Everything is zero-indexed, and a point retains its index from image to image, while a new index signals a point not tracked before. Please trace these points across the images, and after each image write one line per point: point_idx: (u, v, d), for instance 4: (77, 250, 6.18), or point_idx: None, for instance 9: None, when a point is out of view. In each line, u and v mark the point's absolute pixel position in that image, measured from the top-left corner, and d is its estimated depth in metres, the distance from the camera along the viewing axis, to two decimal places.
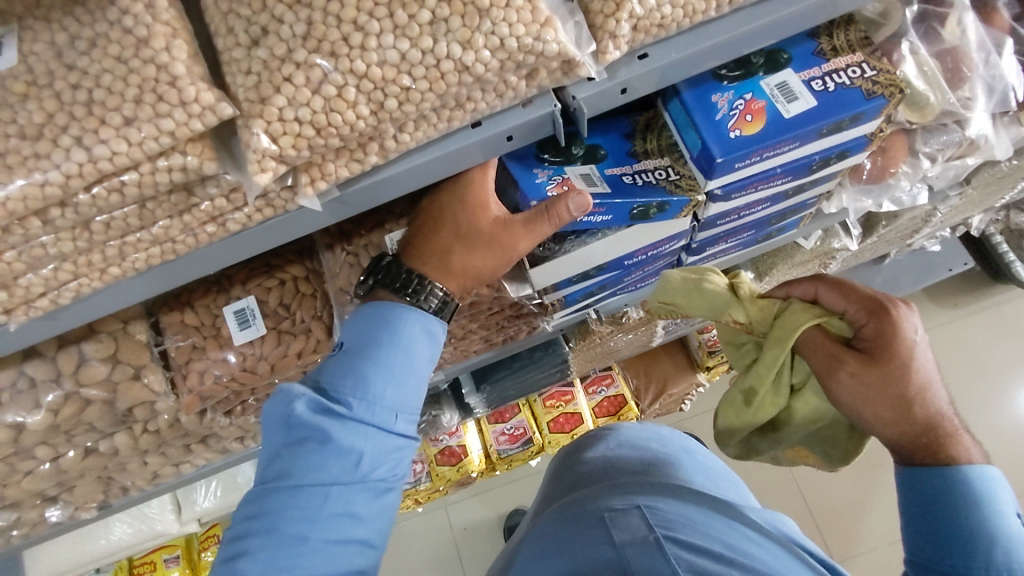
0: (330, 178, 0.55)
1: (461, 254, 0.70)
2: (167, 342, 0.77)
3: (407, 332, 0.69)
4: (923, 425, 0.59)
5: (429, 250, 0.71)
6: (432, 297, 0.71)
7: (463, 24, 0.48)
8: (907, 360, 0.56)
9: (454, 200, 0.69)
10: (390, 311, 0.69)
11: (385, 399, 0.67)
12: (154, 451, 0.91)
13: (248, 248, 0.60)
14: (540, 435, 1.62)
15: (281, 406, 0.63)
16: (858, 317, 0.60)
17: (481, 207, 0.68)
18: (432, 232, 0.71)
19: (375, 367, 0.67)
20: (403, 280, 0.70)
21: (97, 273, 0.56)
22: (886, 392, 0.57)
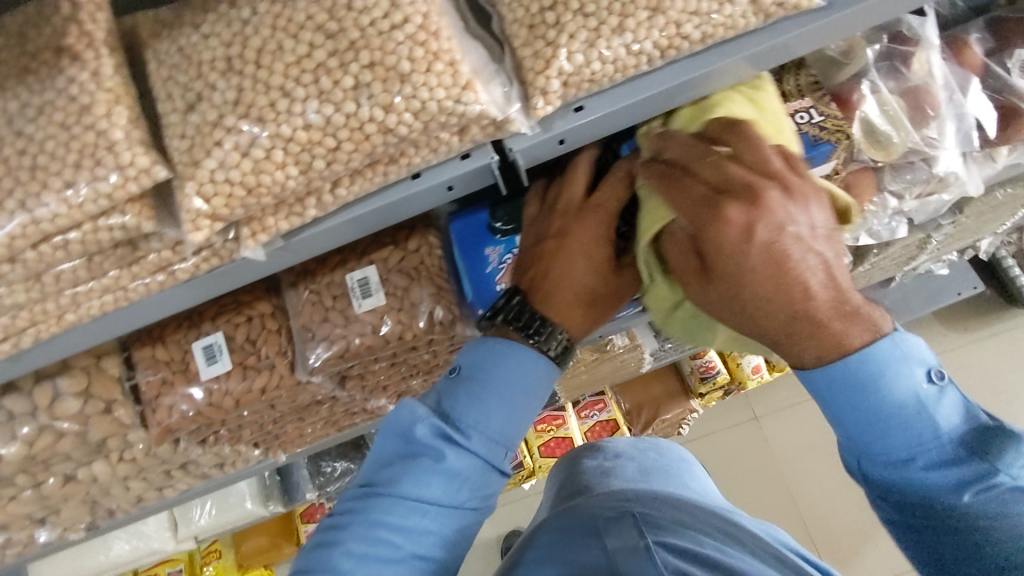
0: (271, 231, 0.58)
1: (592, 306, 0.71)
2: (138, 377, 0.80)
3: (533, 376, 0.70)
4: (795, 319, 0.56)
5: (564, 300, 0.69)
6: (556, 341, 0.70)
7: (385, 89, 0.50)
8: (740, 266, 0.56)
9: (587, 253, 0.68)
10: (518, 350, 0.70)
11: (499, 435, 0.70)
12: (136, 477, 0.94)
13: (198, 295, 0.62)
14: (531, 459, 1.63)
15: (407, 420, 0.69)
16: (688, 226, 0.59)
17: (608, 258, 0.70)
18: (563, 289, 0.69)
19: (495, 400, 0.69)
20: (536, 327, 0.69)
21: (53, 320, 0.59)
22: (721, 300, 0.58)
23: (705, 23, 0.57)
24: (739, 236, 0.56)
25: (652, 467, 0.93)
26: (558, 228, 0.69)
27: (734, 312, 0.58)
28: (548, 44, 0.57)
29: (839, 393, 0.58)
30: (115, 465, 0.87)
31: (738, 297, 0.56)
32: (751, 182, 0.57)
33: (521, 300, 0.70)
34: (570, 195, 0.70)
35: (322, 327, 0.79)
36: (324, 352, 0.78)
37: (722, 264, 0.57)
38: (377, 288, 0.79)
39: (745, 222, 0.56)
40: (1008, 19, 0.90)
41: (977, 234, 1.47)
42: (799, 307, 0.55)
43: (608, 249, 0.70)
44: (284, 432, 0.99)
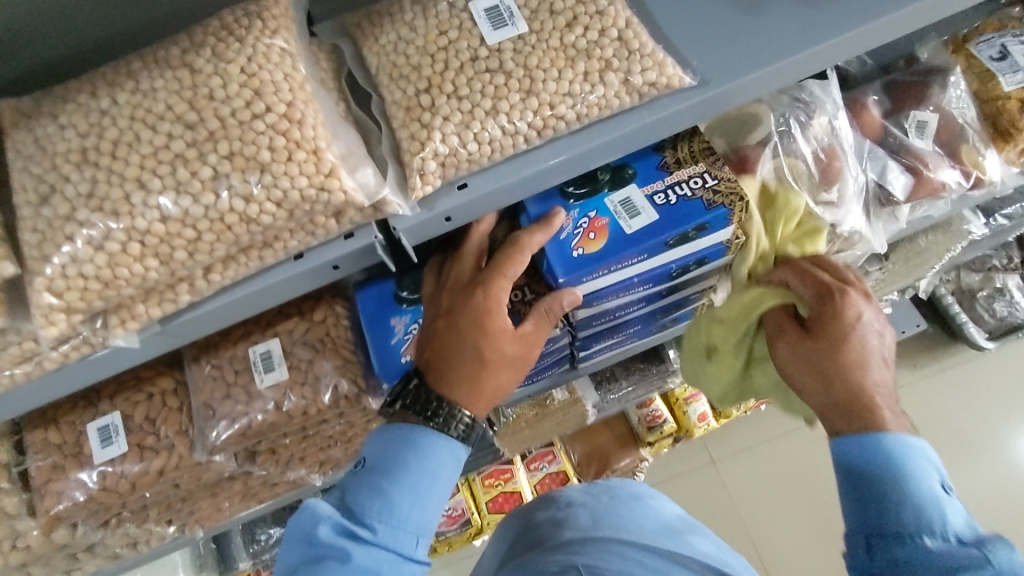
0: (141, 319, 0.56)
1: (491, 377, 0.69)
2: (28, 462, 0.76)
3: (436, 458, 0.69)
4: (839, 397, 0.63)
5: (458, 378, 0.68)
6: (458, 421, 0.69)
7: (244, 178, 0.49)
8: (840, 338, 0.64)
9: (473, 326, 0.68)
10: (416, 434, 0.68)
11: (409, 523, 0.68)
12: (36, 563, 0.89)
13: (70, 385, 0.60)
14: (478, 515, 1.59)
15: (307, 524, 0.65)
16: (809, 297, 0.68)
17: (499, 331, 0.68)
18: (456, 364, 0.68)
19: (400, 490, 0.67)
20: (432, 408, 0.68)
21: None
22: (819, 361, 0.64)
23: (578, 103, 0.58)
24: (849, 318, 0.64)
25: (604, 505, 0.90)
26: (447, 306, 0.70)
27: (806, 373, 0.65)
28: (423, 126, 0.57)
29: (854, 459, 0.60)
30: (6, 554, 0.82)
31: (843, 364, 0.63)
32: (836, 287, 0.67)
33: (419, 383, 0.69)
34: (462, 273, 0.72)
35: (223, 404, 0.76)
36: (224, 430, 0.75)
37: (825, 320, 0.65)
38: (279, 362, 0.77)
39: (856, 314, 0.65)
40: (904, 83, 0.93)
41: (909, 278, 1.49)
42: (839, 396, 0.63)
43: (502, 320, 0.69)
44: (198, 507, 0.95)
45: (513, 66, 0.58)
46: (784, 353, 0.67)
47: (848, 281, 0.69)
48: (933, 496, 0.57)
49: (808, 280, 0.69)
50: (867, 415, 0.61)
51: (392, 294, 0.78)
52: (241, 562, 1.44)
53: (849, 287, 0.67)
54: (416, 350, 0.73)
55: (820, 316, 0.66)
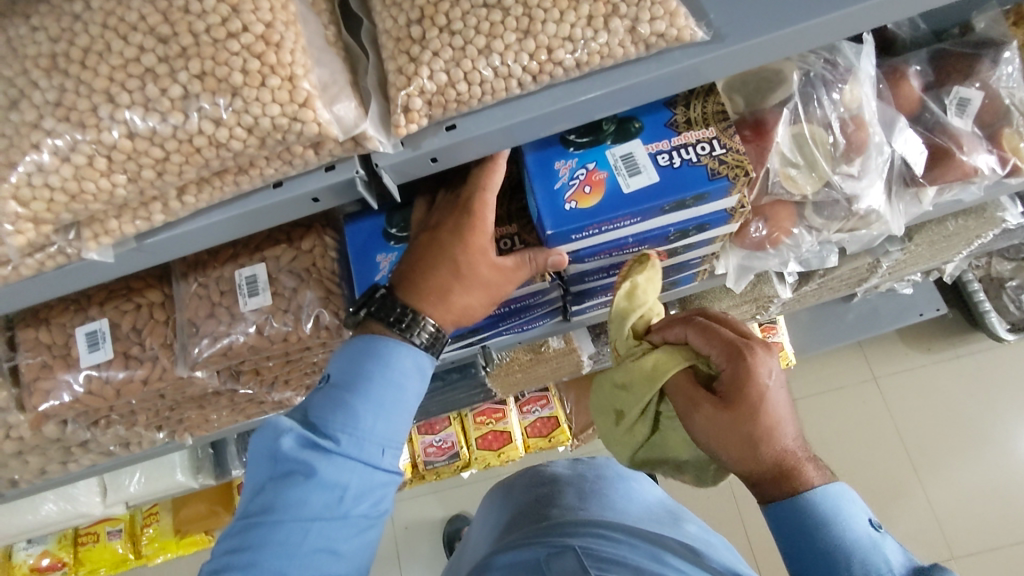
0: (114, 234, 0.56)
1: (461, 295, 0.69)
2: (19, 358, 0.79)
3: (400, 368, 0.69)
4: (771, 462, 0.62)
5: (428, 288, 0.68)
6: (424, 331, 0.69)
7: (215, 101, 0.48)
8: (757, 402, 0.60)
9: (455, 240, 0.66)
10: (381, 344, 0.68)
11: (375, 433, 0.67)
12: (31, 452, 0.93)
13: (48, 292, 0.60)
14: (468, 450, 1.64)
15: (270, 440, 0.64)
16: (720, 359, 0.63)
17: (482, 251, 0.67)
18: (428, 276, 0.67)
19: (363, 401, 0.67)
20: (396, 315, 0.68)
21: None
22: (737, 430, 0.60)
23: (579, 49, 0.54)
24: (764, 379, 0.60)
25: (592, 482, 0.94)
26: (433, 222, 0.70)
27: (732, 445, 0.61)
28: (412, 60, 0.55)
29: (787, 531, 0.63)
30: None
31: (767, 435, 0.60)
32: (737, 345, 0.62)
33: (386, 293, 0.68)
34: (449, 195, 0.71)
35: (206, 322, 0.77)
36: (207, 348, 0.76)
37: (735, 390, 0.61)
38: (264, 287, 0.77)
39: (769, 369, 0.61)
40: (953, 53, 0.85)
41: (933, 261, 1.43)
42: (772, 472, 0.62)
43: (479, 241, 0.67)
44: (187, 417, 0.97)
45: (513, 3, 0.54)
46: (699, 432, 0.63)
47: (750, 335, 0.64)
48: (869, 539, 0.62)
49: (714, 339, 0.64)
50: (791, 482, 0.62)
51: (380, 232, 0.76)
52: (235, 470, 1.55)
53: (755, 342, 0.63)
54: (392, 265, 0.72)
55: (729, 382, 0.62)
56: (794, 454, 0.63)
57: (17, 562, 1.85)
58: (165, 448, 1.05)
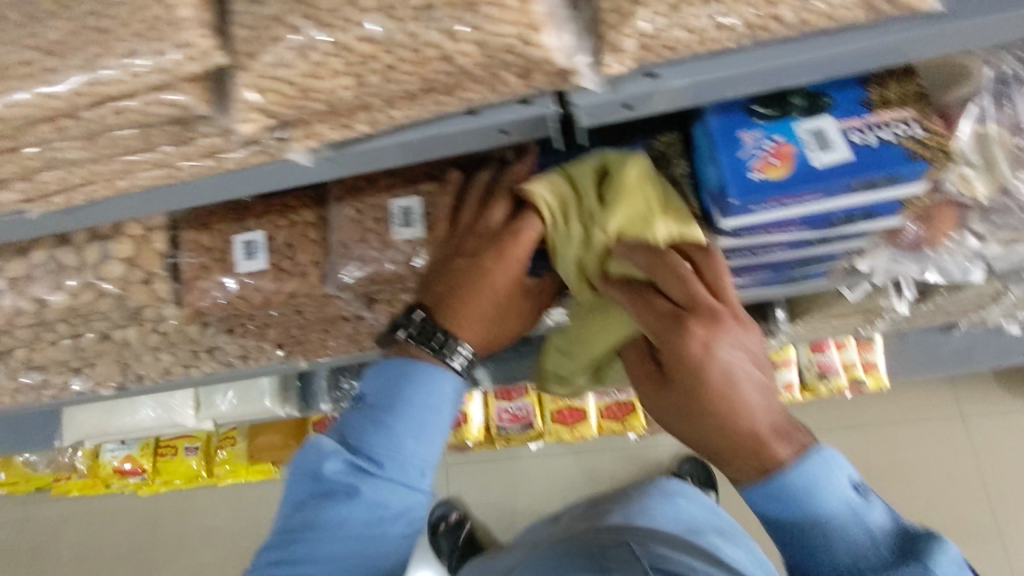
0: (318, 139, 0.58)
1: (499, 325, 0.74)
2: (180, 257, 0.83)
3: (437, 396, 0.72)
4: (729, 441, 0.61)
5: (468, 315, 0.71)
6: (461, 355, 0.71)
7: (450, 14, 0.49)
8: (691, 372, 0.61)
9: (494, 273, 0.71)
10: (416, 371, 0.71)
11: (413, 457, 0.71)
12: (164, 350, 0.99)
13: (242, 189, 0.63)
14: (541, 422, 1.65)
15: (314, 459, 0.72)
16: (654, 325, 0.65)
17: (514, 283, 0.72)
18: (468, 301, 0.70)
19: (402, 425, 0.71)
20: (434, 339, 0.70)
21: (97, 184, 0.61)
22: (682, 408, 0.63)
23: (803, 7, 0.53)
24: (696, 354, 0.61)
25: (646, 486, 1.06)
26: (471, 248, 0.72)
27: (682, 422, 0.64)
28: None
29: None
30: (143, 335, 0.91)
31: (687, 407, 0.62)
32: (698, 314, 0.63)
33: (432, 320, 0.71)
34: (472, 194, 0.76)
35: (356, 246, 0.80)
36: (355, 271, 0.79)
37: (686, 370, 0.61)
38: (418, 220, 0.79)
39: (704, 343, 0.61)
40: None
41: None
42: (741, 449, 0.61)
43: (516, 273, 0.72)
44: (306, 340, 1.01)
45: None
46: (656, 412, 0.66)
47: (701, 303, 0.63)
48: None
49: (644, 305, 0.66)
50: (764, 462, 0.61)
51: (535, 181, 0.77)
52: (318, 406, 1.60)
53: (707, 314, 0.63)
54: (424, 283, 0.74)
55: (672, 355, 0.63)
56: (759, 436, 0.61)
57: (102, 462, 1.97)
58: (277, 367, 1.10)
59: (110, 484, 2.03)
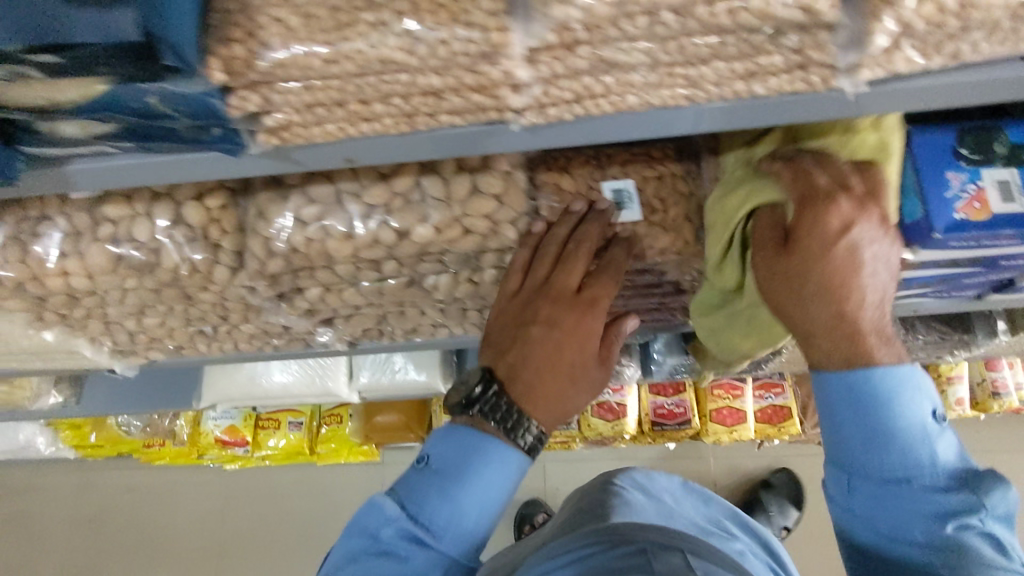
0: (890, 68, 0.51)
1: (570, 397, 0.73)
2: (542, 201, 0.76)
3: (502, 470, 0.73)
4: (842, 322, 0.62)
5: (540, 394, 0.72)
6: (528, 433, 0.73)
7: None
8: (821, 249, 0.60)
9: (551, 337, 0.71)
10: (489, 444, 0.73)
11: (469, 526, 0.73)
12: (446, 305, 0.92)
13: (745, 121, 0.57)
14: (698, 420, 1.62)
15: (375, 519, 0.72)
16: (796, 193, 0.62)
17: (578, 344, 0.72)
18: (548, 377, 0.72)
19: (465, 495, 0.73)
20: (512, 420, 0.72)
21: (607, 98, 0.55)
22: (802, 270, 0.61)
23: None
24: (833, 229, 0.59)
25: None
26: (546, 315, 0.71)
27: (785, 287, 0.62)
28: None
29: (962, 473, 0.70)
30: (454, 284, 0.84)
31: (804, 275, 0.61)
32: (827, 189, 0.60)
33: (497, 392, 0.72)
34: (559, 239, 0.74)
35: None
36: None
37: (806, 237, 0.60)
38: None
39: (843, 218, 0.59)
40: None
41: None
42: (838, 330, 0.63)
43: (596, 327, 0.73)
44: None
45: None
46: (763, 283, 0.64)
47: (847, 184, 0.61)
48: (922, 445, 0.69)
49: (801, 180, 0.62)
50: (849, 341, 0.64)
51: (948, 149, 0.71)
52: None
53: (840, 192, 0.60)
54: (495, 348, 0.75)
55: (806, 224, 0.60)
56: (861, 322, 0.63)
57: (204, 431, 1.86)
58: None
59: (204, 454, 1.92)
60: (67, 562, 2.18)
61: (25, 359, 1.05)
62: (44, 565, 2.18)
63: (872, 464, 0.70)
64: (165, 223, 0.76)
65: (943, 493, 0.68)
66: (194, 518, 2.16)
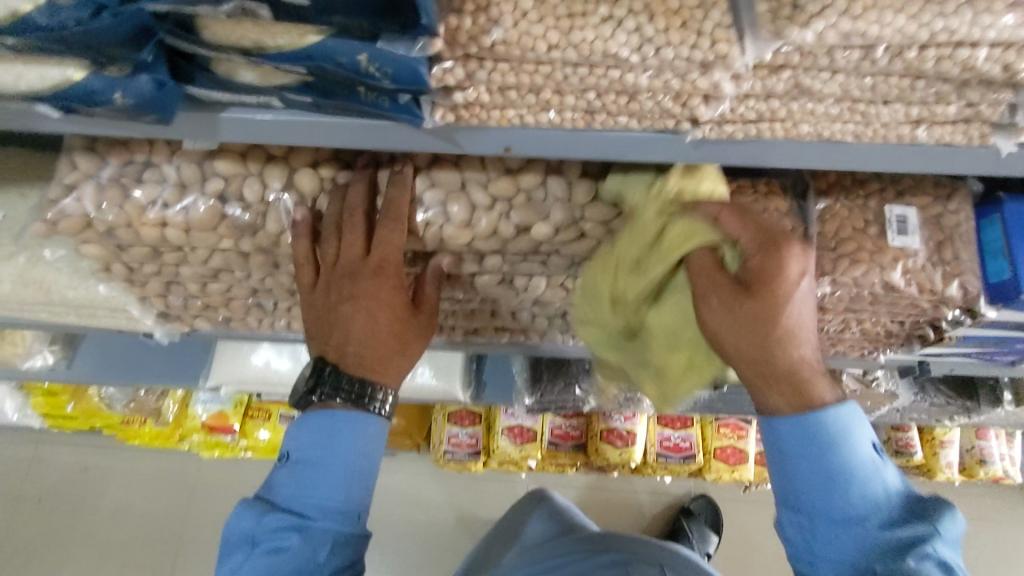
0: None
1: (405, 355, 0.75)
2: None
3: (365, 441, 0.74)
4: (784, 368, 0.65)
5: (377, 359, 0.73)
6: (375, 399, 0.74)
7: None
8: (781, 295, 0.63)
9: (377, 306, 0.71)
10: (341, 422, 0.74)
11: (341, 503, 0.74)
12: (522, 308, 0.92)
13: (894, 163, 0.60)
14: (701, 457, 1.62)
15: (248, 518, 0.74)
16: (749, 240, 0.63)
17: (391, 307, 0.72)
18: (376, 343, 0.72)
19: (327, 477, 0.73)
20: (360, 392, 0.72)
21: (784, 123, 0.56)
22: (750, 316, 0.63)
23: None
24: (793, 277, 0.62)
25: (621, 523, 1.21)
26: (356, 291, 0.71)
27: (742, 338, 0.64)
28: None
29: (796, 448, 0.68)
30: (548, 288, 0.85)
31: (766, 319, 0.63)
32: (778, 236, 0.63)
33: (333, 371, 0.72)
34: (356, 205, 0.71)
35: (849, 244, 0.76)
36: (845, 273, 0.76)
37: (766, 288, 0.62)
38: (913, 230, 0.76)
39: (798, 269, 0.63)
40: None
41: None
42: (761, 366, 0.65)
43: (400, 287, 0.72)
44: None
45: None
46: (727, 341, 0.65)
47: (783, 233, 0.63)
48: (867, 464, 0.69)
49: (749, 225, 0.63)
50: (778, 381, 0.66)
51: None
52: (491, 398, 1.47)
53: (792, 240, 0.63)
54: (325, 331, 0.74)
55: (757, 268, 0.63)
56: (806, 368, 0.66)
57: (191, 414, 1.78)
58: (590, 350, 1.04)
59: (186, 437, 1.84)
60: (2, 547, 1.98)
61: (60, 312, 0.99)
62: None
63: (826, 503, 0.69)
64: (276, 187, 0.74)
65: (889, 526, 0.67)
66: (156, 511, 2.03)
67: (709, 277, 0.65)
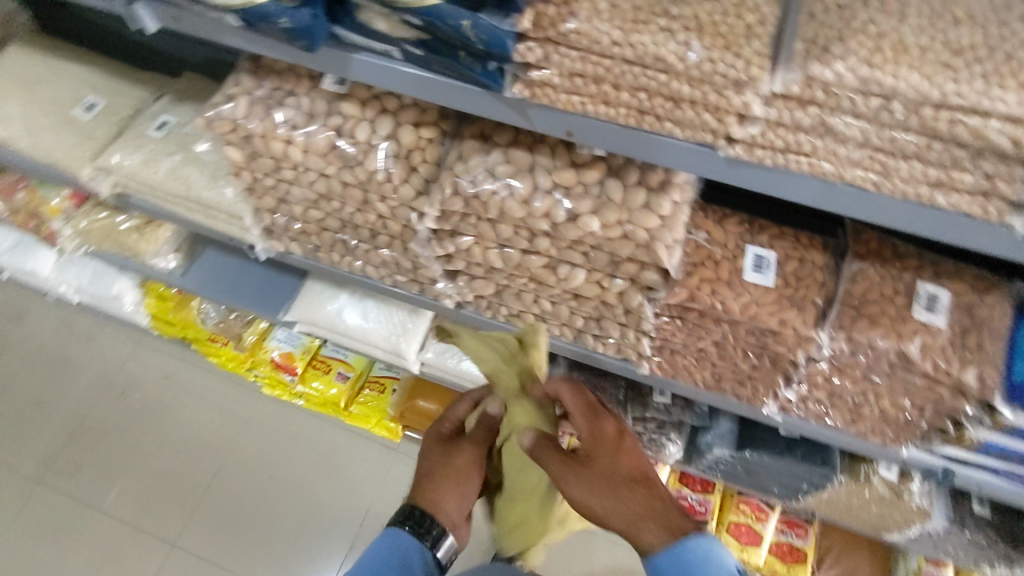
0: None
1: (465, 492, 0.96)
2: (694, 237, 0.85)
3: (406, 558, 0.91)
4: (626, 521, 0.82)
5: (438, 489, 0.95)
6: (430, 531, 0.93)
7: None
8: (607, 459, 0.85)
9: (447, 458, 0.98)
10: (399, 534, 0.92)
11: None
12: (561, 301, 1.00)
13: (912, 224, 0.64)
14: (714, 525, 1.60)
15: None
16: (578, 412, 0.91)
17: (458, 461, 0.97)
18: (445, 480, 0.96)
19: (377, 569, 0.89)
20: (424, 525, 0.93)
21: (810, 159, 0.63)
22: (603, 495, 0.83)
23: None
24: (614, 452, 0.87)
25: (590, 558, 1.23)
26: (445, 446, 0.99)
27: (603, 496, 0.83)
28: None
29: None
30: (585, 282, 0.91)
31: (615, 486, 0.83)
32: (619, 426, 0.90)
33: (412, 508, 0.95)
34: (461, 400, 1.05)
35: (872, 307, 0.80)
36: (864, 334, 0.79)
37: (589, 456, 0.86)
38: (941, 311, 0.78)
39: (635, 464, 0.86)
40: None
41: None
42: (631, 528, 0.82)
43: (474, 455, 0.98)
44: (682, 354, 1.01)
45: None
46: (615, 524, 0.83)
47: (623, 437, 0.89)
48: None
49: (595, 426, 0.89)
50: (643, 543, 0.81)
51: None
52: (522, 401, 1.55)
53: (605, 418, 0.90)
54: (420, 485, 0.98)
55: (608, 465, 0.85)
56: (632, 524, 0.82)
57: (265, 347, 1.98)
58: (618, 363, 1.10)
59: (255, 368, 2.04)
60: (78, 424, 2.21)
61: (192, 209, 1.19)
62: (56, 419, 2.22)
63: None
64: (382, 134, 0.88)
65: None
66: (203, 430, 2.19)
67: (588, 453, 0.87)
